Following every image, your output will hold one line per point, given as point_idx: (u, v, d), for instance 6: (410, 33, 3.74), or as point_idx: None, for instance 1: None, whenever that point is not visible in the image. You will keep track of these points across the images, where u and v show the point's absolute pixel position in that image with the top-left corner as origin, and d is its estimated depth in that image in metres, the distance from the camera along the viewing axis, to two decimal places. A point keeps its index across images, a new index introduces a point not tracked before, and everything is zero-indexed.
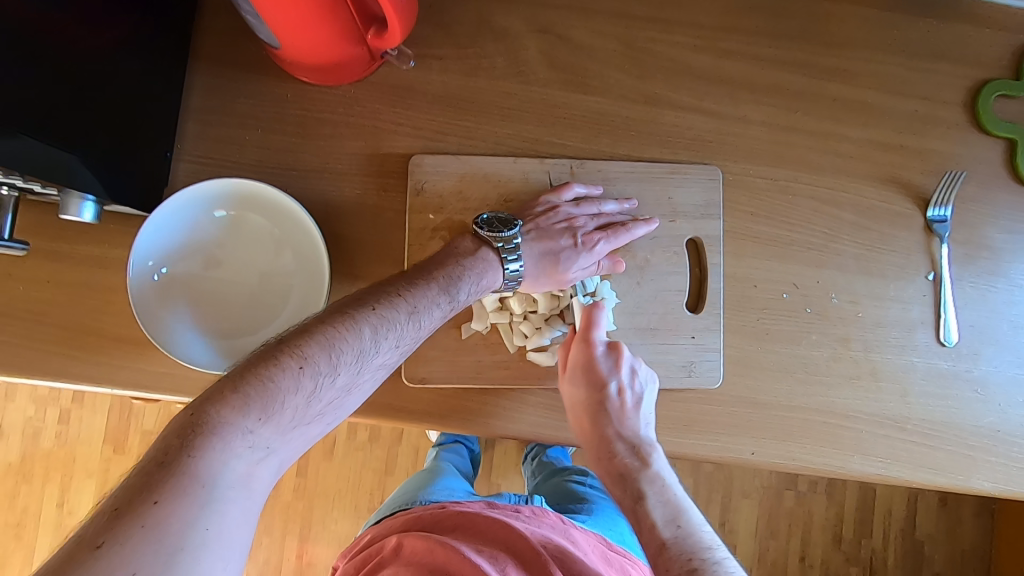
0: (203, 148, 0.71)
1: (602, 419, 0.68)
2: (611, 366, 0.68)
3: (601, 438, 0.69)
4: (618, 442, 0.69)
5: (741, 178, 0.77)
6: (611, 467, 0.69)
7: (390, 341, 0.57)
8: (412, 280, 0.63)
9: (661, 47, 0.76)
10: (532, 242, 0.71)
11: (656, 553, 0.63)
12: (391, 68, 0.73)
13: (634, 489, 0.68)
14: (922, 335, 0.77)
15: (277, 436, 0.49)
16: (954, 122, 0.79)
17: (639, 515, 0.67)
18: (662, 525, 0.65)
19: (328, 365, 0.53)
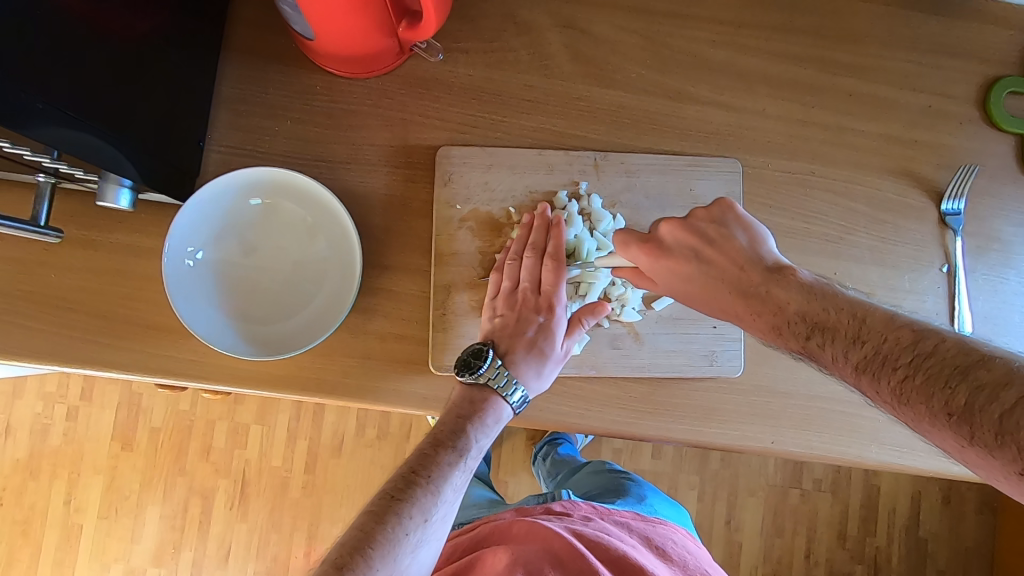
0: (233, 138, 0.72)
1: (749, 283, 0.61)
2: (687, 255, 0.64)
3: (772, 308, 0.58)
4: (788, 292, 0.57)
5: (760, 171, 0.78)
6: (775, 313, 0.58)
7: (435, 510, 0.57)
8: (471, 409, 0.66)
9: (681, 43, 0.78)
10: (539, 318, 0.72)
11: (860, 371, 0.50)
12: (418, 61, 0.74)
13: (820, 316, 0.54)
14: (936, 326, 0.79)
15: (416, 531, 0.55)
16: (966, 118, 0.81)
17: (830, 329, 0.53)
18: (865, 331, 0.50)
19: (427, 514, 0.56)
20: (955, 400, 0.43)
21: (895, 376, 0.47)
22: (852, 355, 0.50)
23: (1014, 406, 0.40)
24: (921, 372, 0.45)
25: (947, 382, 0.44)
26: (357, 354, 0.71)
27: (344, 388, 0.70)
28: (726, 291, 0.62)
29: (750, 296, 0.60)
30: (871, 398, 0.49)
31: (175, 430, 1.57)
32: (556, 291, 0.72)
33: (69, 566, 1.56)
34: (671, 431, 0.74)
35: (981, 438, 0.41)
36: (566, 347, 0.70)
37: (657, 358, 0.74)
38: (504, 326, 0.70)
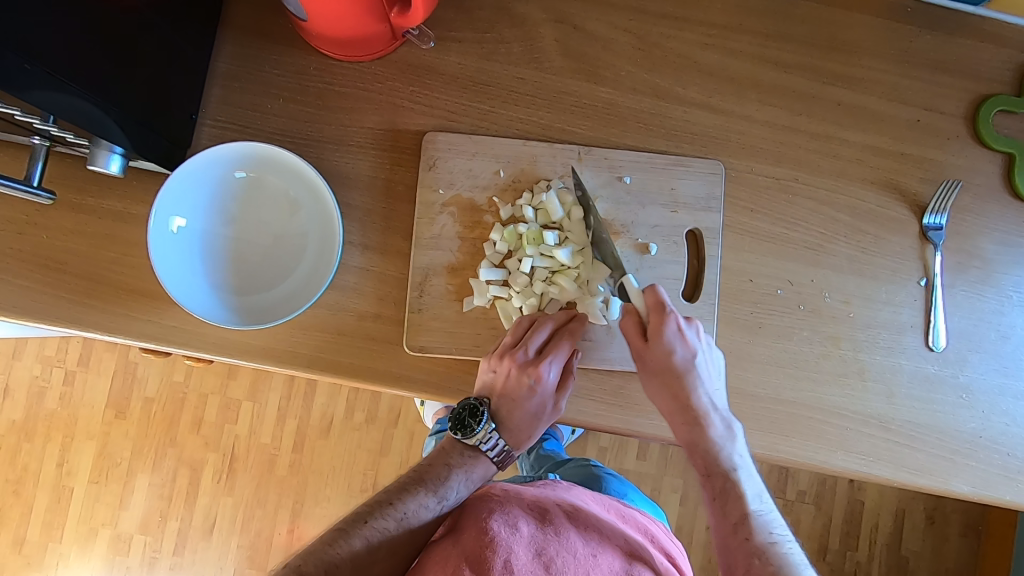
0: (227, 113, 0.74)
1: (693, 415, 0.70)
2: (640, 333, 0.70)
3: (672, 393, 0.71)
4: (683, 343, 0.69)
5: (743, 175, 0.79)
6: (695, 438, 0.71)
7: (390, 535, 0.67)
8: (453, 459, 0.74)
9: (672, 44, 0.79)
10: (505, 394, 0.72)
11: (723, 488, 0.70)
12: (411, 47, 0.75)
13: (708, 474, 0.71)
14: (910, 339, 0.79)
15: (373, 536, 0.67)
16: (954, 134, 0.81)
17: (722, 487, 0.70)
18: (738, 501, 0.70)
19: (400, 507, 0.69)
20: (749, 544, 0.67)
21: (746, 534, 0.68)
22: (722, 482, 0.71)
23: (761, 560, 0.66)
24: (743, 530, 0.68)
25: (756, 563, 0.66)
26: (334, 330, 0.72)
27: (319, 363, 0.72)
28: (670, 393, 0.71)
29: (693, 427, 0.70)
30: (715, 510, 0.71)
31: (168, 402, 1.60)
32: (548, 363, 0.71)
33: (58, 528, 1.59)
34: (638, 425, 0.75)
35: (747, 533, 0.68)
36: (557, 398, 0.73)
37: (628, 353, 0.75)
38: (499, 393, 0.72)
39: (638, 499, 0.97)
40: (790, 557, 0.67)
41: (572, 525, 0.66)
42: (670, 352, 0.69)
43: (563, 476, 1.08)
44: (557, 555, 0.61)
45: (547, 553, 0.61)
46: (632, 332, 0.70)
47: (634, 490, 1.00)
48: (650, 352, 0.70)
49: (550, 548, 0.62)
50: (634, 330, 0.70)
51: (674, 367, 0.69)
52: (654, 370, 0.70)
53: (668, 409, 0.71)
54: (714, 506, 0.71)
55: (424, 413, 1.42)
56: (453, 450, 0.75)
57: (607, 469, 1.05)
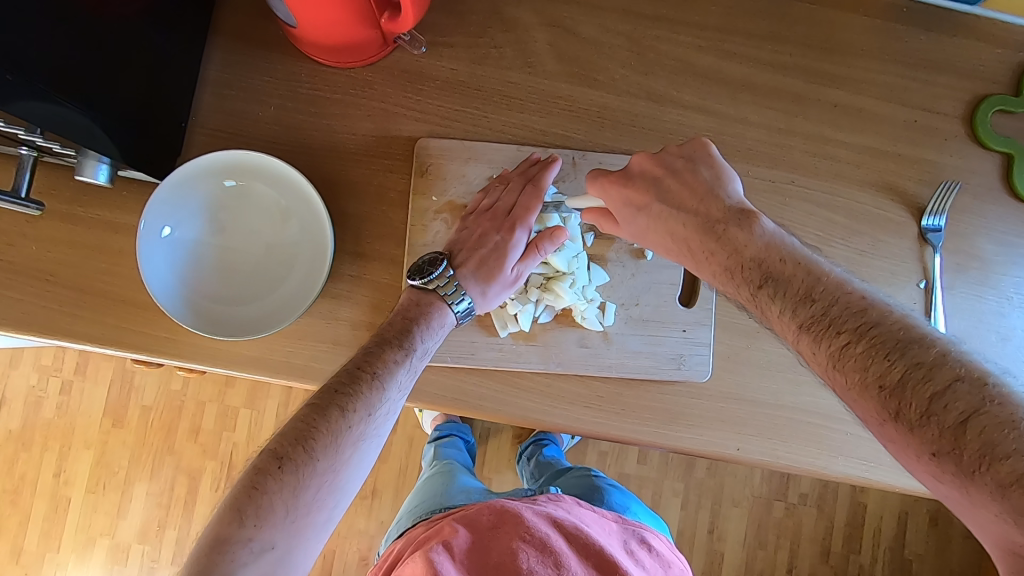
0: (217, 121, 0.73)
1: (753, 273, 0.58)
2: (645, 190, 0.67)
3: (729, 248, 0.61)
4: (748, 236, 0.60)
5: (740, 178, 0.78)
6: (758, 289, 0.57)
7: (329, 466, 0.55)
8: (411, 316, 0.67)
9: (666, 46, 0.78)
10: (466, 255, 0.73)
11: (835, 353, 0.49)
12: (402, 52, 0.75)
13: (804, 298, 0.53)
14: None
15: (360, 425, 0.57)
16: (952, 135, 0.80)
17: (829, 318, 0.51)
18: (881, 364, 0.47)
19: (338, 443, 0.56)
20: (952, 430, 0.43)
21: (882, 377, 0.46)
22: (831, 345, 0.50)
23: (946, 391, 0.43)
24: (880, 347, 0.47)
25: (945, 412, 0.43)
26: (327, 339, 0.71)
27: (313, 372, 0.71)
28: (711, 243, 0.62)
29: (708, 240, 0.63)
30: (840, 393, 0.49)
31: (165, 409, 1.59)
32: (524, 212, 0.73)
33: (56, 538, 1.59)
34: (636, 432, 0.74)
35: (910, 421, 0.44)
36: (516, 270, 0.73)
37: (625, 359, 0.74)
38: (462, 236, 0.73)
39: (639, 511, 0.96)
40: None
41: (573, 549, 0.64)
42: (697, 194, 0.65)
43: (564, 486, 1.07)
44: None
45: None
46: (641, 227, 0.68)
47: (635, 501, 0.99)
48: (653, 194, 0.67)
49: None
50: (639, 195, 0.68)
51: (709, 216, 0.64)
52: (658, 199, 0.67)
53: (716, 256, 0.62)
54: (838, 385, 0.49)
55: (423, 419, 1.42)
56: (410, 305, 0.68)
57: (608, 480, 1.05)
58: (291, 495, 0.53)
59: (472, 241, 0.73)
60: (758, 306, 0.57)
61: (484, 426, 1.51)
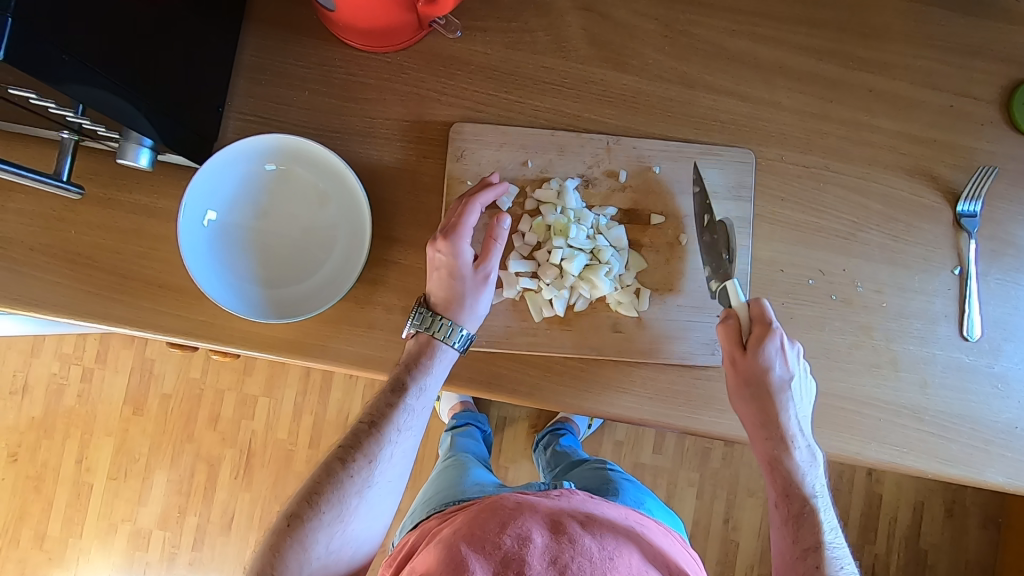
0: (252, 106, 0.73)
1: (780, 435, 0.69)
2: (780, 386, 0.68)
3: (767, 415, 0.69)
4: (792, 463, 0.69)
5: (773, 164, 0.78)
6: (777, 435, 0.69)
7: (333, 514, 0.65)
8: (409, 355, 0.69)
9: (700, 31, 0.78)
10: (436, 287, 0.69)
11: (789, 512, 0.69)
12: (436, 37, 0.75)
13: (808, 512, 0.68)
14: (944, 329, 0.78)
15: (361, 472, 0.67)
16: (988, 120, 0.80)
17: (802, 517, 0.68)
18: (811, 537, 0.66)
19: (340, 510, 0.66)
20: (809, 568, 0.65)
21: (806, 548, 0.66)
22: (789, 505, 0.69)
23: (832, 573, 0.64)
24: (815, 536, 0.66)
25: (818, 566, 0.65)
26: (362, 323, 0.72)
27: (349, 356, 0.71)
28: (760, 420, 0.69)
29: (777, 447, 0.69)
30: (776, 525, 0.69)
31: (185, 398, 1.60)
32: (461, 224, 0.69)
33: (78, 524, 1.60)
34: (669, 417, 0.74)
35: (802, 551, 0.66)
36: (481, 274, 0.70)
37: (659, 344, 0.74)
38: (436, 273, 0.69)
39: (654, 508, 0.96)
40: None
41: (585, 532, 0.66)
42: (772, 375, 0.68)
43: (579, 479, 1.08)
44: (572, 562, 0.61)
45: (561, 561, 0.61)
46: (749, 411, 0.70)
47: (651, 498, 0.99)
48: (765, 379, 0.68)
49: (565, 556, 0.62)
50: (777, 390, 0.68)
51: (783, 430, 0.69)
52: (755, 394, 0.69)
53: (755, 421, 0.70)
54: (778, 542, 0.69)
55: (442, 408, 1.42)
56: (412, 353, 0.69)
57: (623, 474, 1.05)
58: (304, 549, 0.63)
59: (444, 269, 0.69)
60: (777, 511, 0.70)
61: (500, 415, 1.51)
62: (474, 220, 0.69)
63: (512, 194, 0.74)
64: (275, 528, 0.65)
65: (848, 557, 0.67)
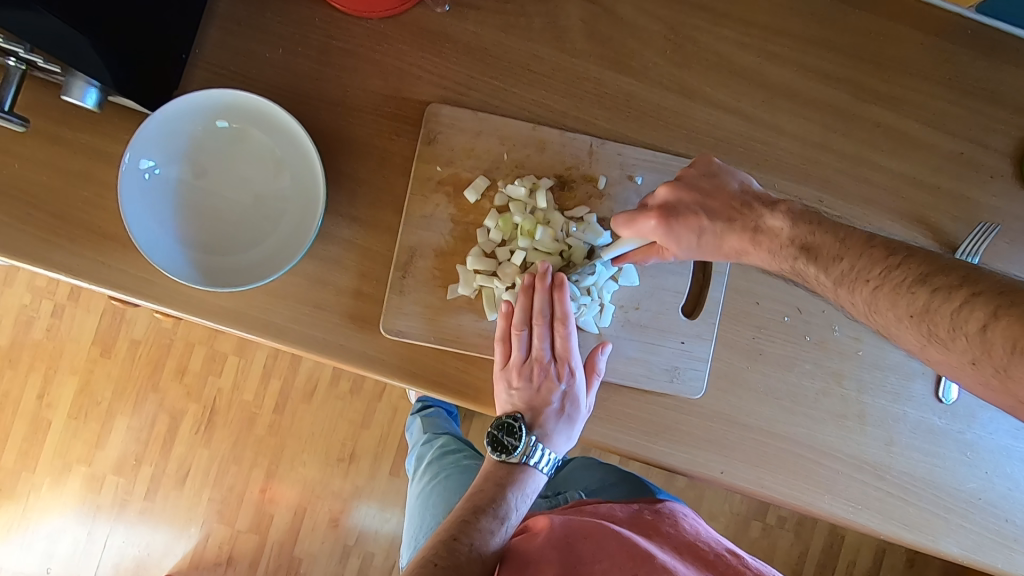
0: (221, 58, 0.68)
1: (751, 230, 0.59)
2: (695, 211, 0.61)
3: (751, 230, 0.59)
4: (780, 220, 0.57)
5: (764, 190, 0.73)
6: (761, 240, 0.58)
7: None
8: (509, 479, 0.67)
9: (706, 39, 0.73)
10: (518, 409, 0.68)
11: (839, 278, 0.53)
12: (424, 9, 0.70)
13: (835, 258, 0.54)
14: (919, 386, 0.74)
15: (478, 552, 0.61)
16: (999, 173, 0.75)
17: (893, 263, 0.50)
18: (892, 273, 0.50)
19: None
20: (919, 315, 0.48)
21: (910, 308, 0.48)
22: (841, 274, 0.53)
23: (963, 277, 0.47)
24: (880, 265, 0.51)
25: (922, 308, 0.47)
26: (308, 302, 0.68)
27: (292, 335, 0.68)
28: (733, 238, 0.60)
29: (756, 238, 0.59)
30: (847, 308, 0.53)
31: (154, 346, 1.51)
32: (569, 353, 0.68)
33: (33, 459, 1.50)
34: (618, 441, 0.71)
35: (888, 293, 0.50)
36: (589, 401, 0.69)
37: (616, 363, 0.70)
38: (526, 396, 0.68)
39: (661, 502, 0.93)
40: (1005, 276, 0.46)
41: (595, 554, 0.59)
42: (694, 187, 0.62)
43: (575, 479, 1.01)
44: None
45: None
46: (722, 238, 0.61)
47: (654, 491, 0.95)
48: (699, 205, 0.61)
49: None
50: (688, 197, 0.61)
51: (751, 214, 0.59)
52: (732, 222, 0.60)
53: (738, 242, 0.60)
54: (914, 327, 0.48)
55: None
56: (501, 471, 0.68)
57: None
58: None
59: (510, 372, 0.68)
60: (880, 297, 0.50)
61: None
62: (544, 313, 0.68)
63: (481, 185, 0.69)
64: None
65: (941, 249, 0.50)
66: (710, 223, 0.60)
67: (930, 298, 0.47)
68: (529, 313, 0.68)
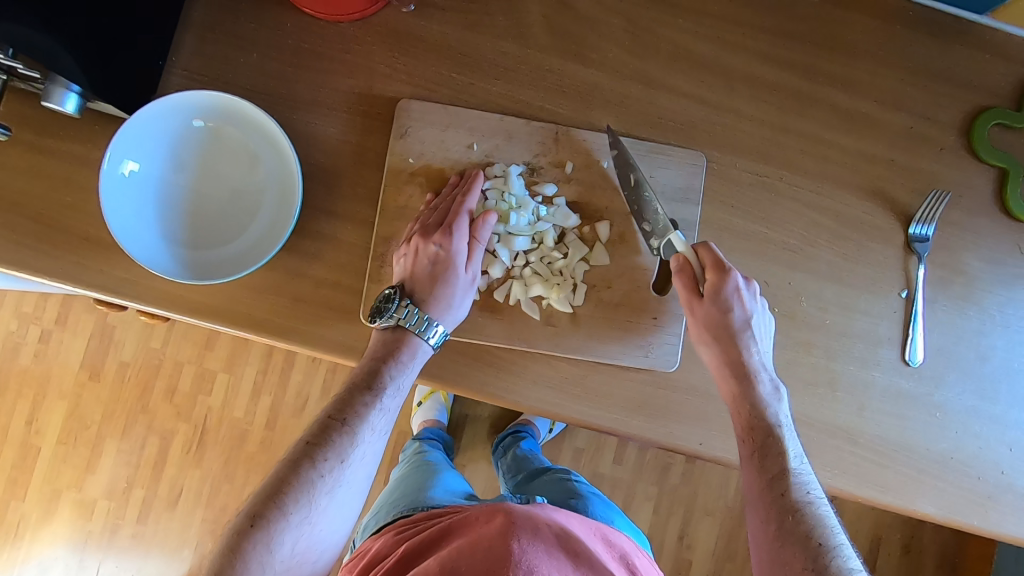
0: (198, 65, 0.71)
1: (729, 340, 0.69)
2: (727, 305, 0.69)
3: (721, 326, 0.69)
4: (768, 387, 0.69)
5: (726, 171, 0.76)
6: (724, 338, 0.69)
7: (298, 517, 0.60)
8: (386, 351, 0.67)
9: (663, 30, 0.76)
10: (414, 264, 0.69)
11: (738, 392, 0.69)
12: (392, 12, 0.73)
13: (762, 408, 0.67)
14: (886, 352, 0.76)
15: (331, 474, 0.62)
16: (949, 146, 0.79)
17: (771, 436, 0.67)
18: (777, 456, 0.65)
19: (295, 516, 0.60)
20: (778, 498, 0.63)
21: (774, 473, 0.65)
22: (757, 420, 0.67)
23: (802, 525, 0.61)
24: (777, 461, 0.65)
25: (784, 504, 0.63)
26: (288, 295, 0.70)
27: (273, 328, 0.69)
28: (717, 330, 0.69)
29: (742, 376, 0.68)
30: (739, 433, 0.69)
31: (143, 367, 1.50)
32: (455, 249, 0.69)
33: (22, 487, 1.48)
34: (598, 418, 0.72)
35: (767, 458, 0.66)
36: (469, 275, 0.71)
37: (592, 342, 0.73)
38: (411, 262, 0.69)
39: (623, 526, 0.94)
40: (824, 516, 0.62)
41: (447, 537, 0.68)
42: (746, 315, 0.69)
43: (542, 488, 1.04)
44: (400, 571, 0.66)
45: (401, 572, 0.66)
46: (705, 325, 0.70)
47: (619, 516, 0.96)
48: (715, 301, 0.69)
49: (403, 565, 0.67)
50: (728, 298, 0.69)
51: (737, 340, 0.69)
52: (738, 322, 0.69)
53: (701, 328, 0.70)
54: (764, 546, 0.62)
55: (414, 415, 1.36)
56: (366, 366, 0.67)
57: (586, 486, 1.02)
58: (266, 551, 0.58)
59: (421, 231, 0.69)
60: (745, 453, 0.68)
61: (461, 411, 1.43)
62: (467, 209, 0.70)
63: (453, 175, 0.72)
64: (229, 536, 0.58)
65: (808, 473, 0.66)
66: (716, 309, 0.69)
67: (793, 520, 0.61)
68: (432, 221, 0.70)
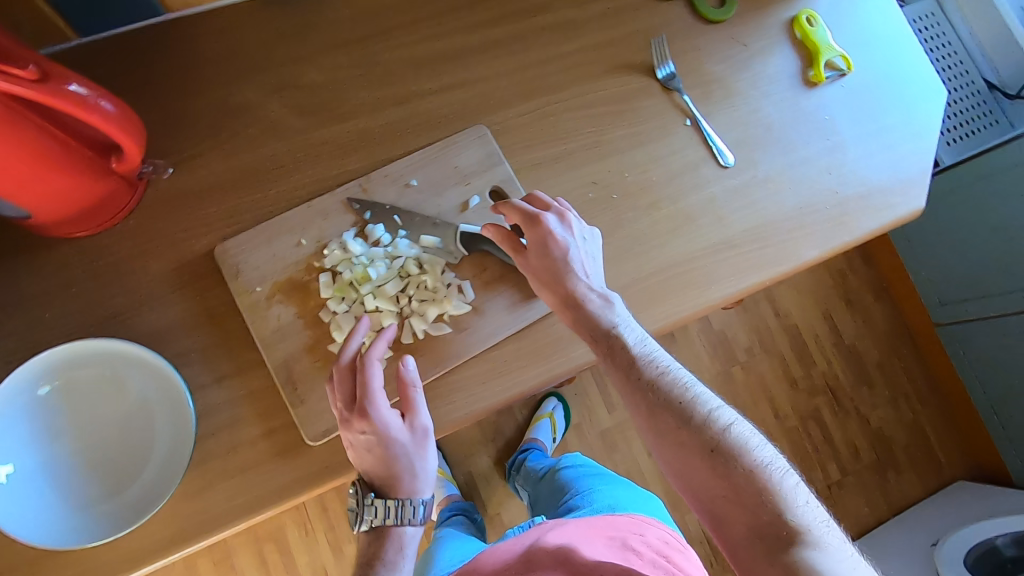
0: (9, 347, 0.68)
1: (574, 302, 0.73)
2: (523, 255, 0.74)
3: (549, 278, 0.74)
4: (599, 301, 0.72)
5: (508, 123, 0.85)
6: (564, 291, 0.73)
7: None
8: None
9: (384, 54, 0.83)
10: (359, 456, 0.69)
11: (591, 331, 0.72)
12: (154, 186, 0.74)
13: (613, 338, 0.71)
14: (708, 169, 0.89)
15: None
16: (642, 2, 0.93)
17: (626, 354, 0.70)
18: (647, 374, 0.68)
19: None
20: (671, 416, 0.65)
21: (651, 390, 0.67)
22: (608, 350, 0.71)
23: (695, 425, 0.64)
24: (642, 380, 0.68)
25: (669, 415, 0.66)
26: (235, 472, 0.68)
27: (241, 509, 0.67)
28: (558, 289, 0.73)
29: (574, 305, 0.72)
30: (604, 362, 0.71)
31: None
32: (376, 410, 0.67)
33: None
34: (555, 371, 0.76)
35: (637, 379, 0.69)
36: (417, 431, 0.70)
37: (506, 318, 0.76)
38: (359, 453, 0.69)
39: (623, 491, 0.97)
40: (700, 403, 0.66)
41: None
42: (564, 248, 0.73)
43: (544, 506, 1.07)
44: None
45: None
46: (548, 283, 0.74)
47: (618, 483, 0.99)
48: (535, 247, 0.74)
49: None
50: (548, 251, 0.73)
51: (563, 280, 0.73)
52: (557, 258, 0.73)
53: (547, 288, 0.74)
54: (651, 434, 0.67)
55: None
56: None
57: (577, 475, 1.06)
58: None
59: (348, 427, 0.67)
60: (598, 359, 0.72)
61: (464, 473, 1.41)
62: (377, 377, 0.68)
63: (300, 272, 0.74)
64: None
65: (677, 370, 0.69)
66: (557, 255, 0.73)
67: (684, 426, 0.65)
68: (349, 400, 0.68)
